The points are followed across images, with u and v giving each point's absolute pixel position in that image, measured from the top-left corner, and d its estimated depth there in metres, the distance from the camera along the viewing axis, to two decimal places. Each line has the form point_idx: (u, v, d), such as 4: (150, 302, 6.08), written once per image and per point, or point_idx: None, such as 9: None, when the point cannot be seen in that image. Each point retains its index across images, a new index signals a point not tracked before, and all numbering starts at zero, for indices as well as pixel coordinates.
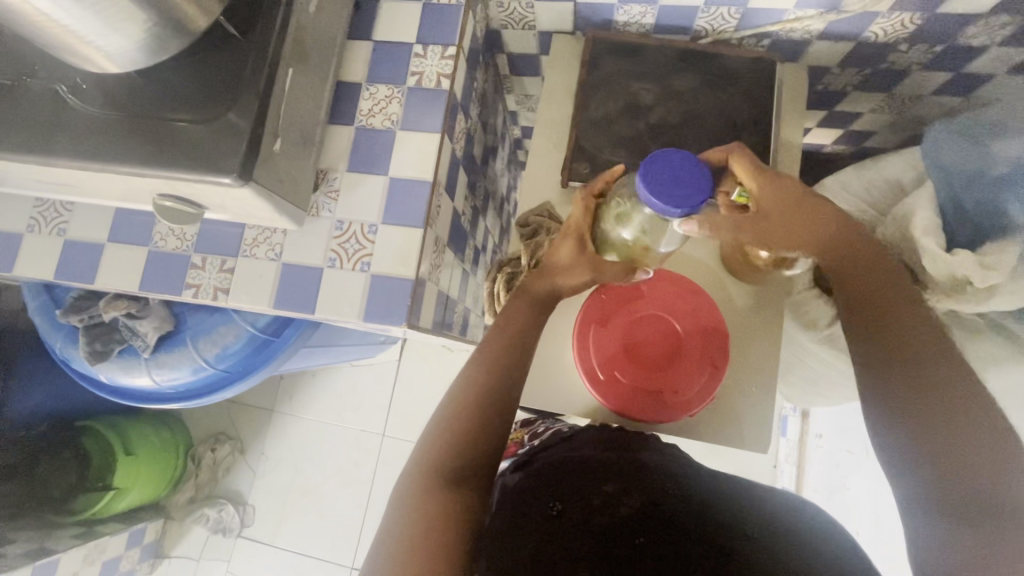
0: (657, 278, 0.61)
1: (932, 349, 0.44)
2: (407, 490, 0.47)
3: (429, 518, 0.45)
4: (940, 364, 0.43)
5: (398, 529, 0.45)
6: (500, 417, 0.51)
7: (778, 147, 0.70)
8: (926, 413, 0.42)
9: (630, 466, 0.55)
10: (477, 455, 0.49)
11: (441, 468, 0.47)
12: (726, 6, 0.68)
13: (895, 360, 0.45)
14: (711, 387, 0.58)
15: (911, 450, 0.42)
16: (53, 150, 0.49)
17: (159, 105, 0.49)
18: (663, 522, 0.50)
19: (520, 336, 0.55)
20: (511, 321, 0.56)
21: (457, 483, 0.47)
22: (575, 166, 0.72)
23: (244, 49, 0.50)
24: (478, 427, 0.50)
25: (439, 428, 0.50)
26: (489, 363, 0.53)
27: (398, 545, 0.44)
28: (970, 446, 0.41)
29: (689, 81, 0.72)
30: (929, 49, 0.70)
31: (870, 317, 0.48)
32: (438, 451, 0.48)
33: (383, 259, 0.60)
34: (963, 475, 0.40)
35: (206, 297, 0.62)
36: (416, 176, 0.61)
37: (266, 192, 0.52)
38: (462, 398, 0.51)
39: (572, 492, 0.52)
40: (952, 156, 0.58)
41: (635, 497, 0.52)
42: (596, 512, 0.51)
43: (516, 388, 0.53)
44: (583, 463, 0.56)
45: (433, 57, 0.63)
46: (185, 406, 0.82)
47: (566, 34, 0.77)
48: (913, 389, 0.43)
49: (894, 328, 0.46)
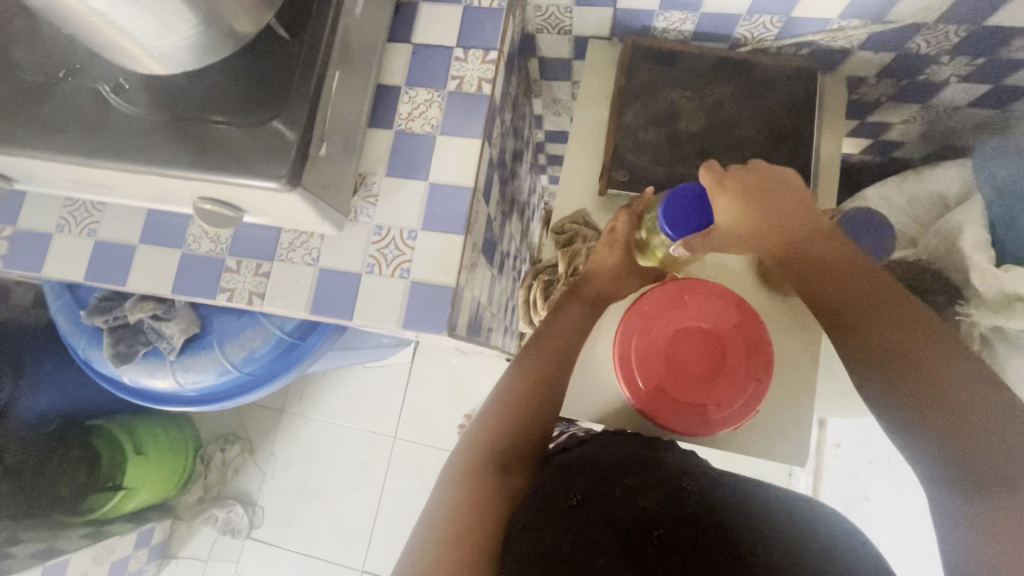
0: (696, 287, 0.60)
1: (910, 349, 0.47)
2: (453, 478, 0.53)
3: (470, 503, 0.50)
4: (932, 362, 0.46)
5: (442, 512, 0.51)
6: (545, 420, 0.56)
7: (819, 157, 0.70)
8: (927, 410, 0.45)
9: (650, 465, 0.54)
10: (521, 453, 0.55)
11: (488, 460, 0.53)
12: (768, 15, 0.67)
13: (886, 372, 0.48)
14: (751, 404, 0.58)
15: (920, 445, 0.46)
16: (98, 151, 0.48)
17: (204, 108, 0.49)
18: (681, 517, 0.48)
19: (556, 353, 0.59)
20: (551, 333, 0.61)
21: (501, 475, 0.52)
22: (613, 173, 0.70)
23: (293, 52, 0.50)
24: (526, 430, 0.55)
25: (479, 433, 0.55)
26: (540, 367, 0.58)
27: (440, 526, 0.50)
28: (968, 424, 0.43)
29: (729, 89, 0.71)
30: (970, 62, 0.69)
31: (849, 334, 0.52)
32: (487, 444, 0.54)
33: (422, 266, 0.59)
34: (964, 452, 0.43)
35: (241, 301, 0.61)
36: (457, 182, 0.60)
37: (312, 198, 0.51)
38: (504, 404, 0.56)
39: (592, 484, 0.50)
40: (1005, 173, 0.58)
41: (653, 492, 0.50)
42: (614, 504, 0.49)
43: (556, 399, 0.58)
44: (604, 459, 0.54)
45: (474, 62, 0.62)
46: (207, 409, 0.81)
47: (602, 40, 0.76)
48: (907, 396, 0.47)
49: (872, 339, 0.50)
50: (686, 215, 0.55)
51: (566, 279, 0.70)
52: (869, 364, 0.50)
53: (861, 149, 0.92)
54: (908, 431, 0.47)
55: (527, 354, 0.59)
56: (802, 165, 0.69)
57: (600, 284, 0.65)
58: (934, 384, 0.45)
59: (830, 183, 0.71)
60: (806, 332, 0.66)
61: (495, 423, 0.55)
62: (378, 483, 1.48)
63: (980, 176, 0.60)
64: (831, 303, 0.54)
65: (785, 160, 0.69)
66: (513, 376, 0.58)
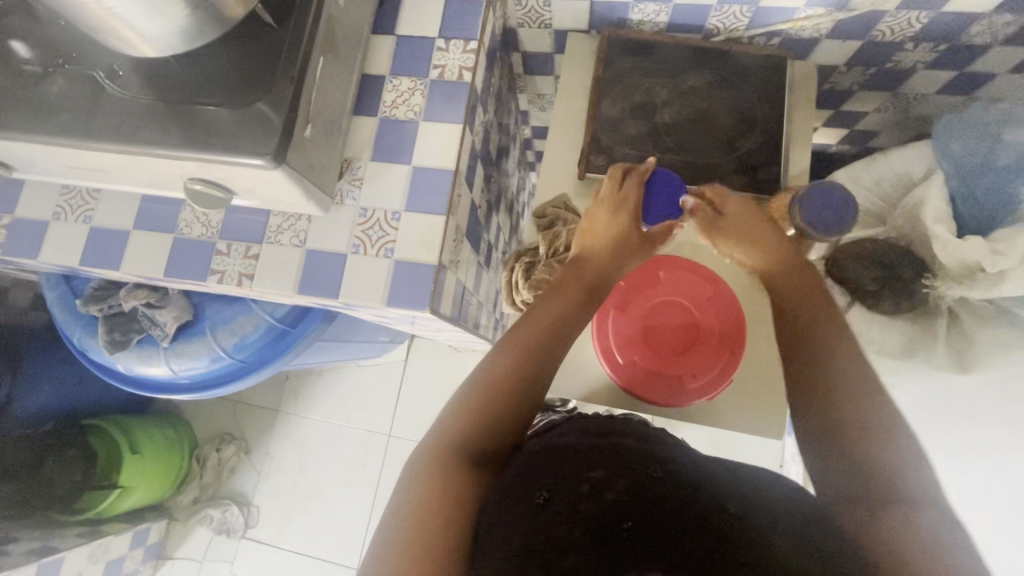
0: (674, 266, 0.63)
1: (855, 386, 0.47)
2: (423, 464, 0.49)
3: (439, 498, 0.47)
4: (837, 380, 0.48)
5: (404, 513, 0.46)
6: (530, 403, 0.53)
7: (789, 141, 0.73)
8: (850, 438, 0.45)
9: (614, 454, 0.52)
10: (493, 445, 0.51)
11: (456, 452, 0.49)
12: (738, 5, 0.70)
13: (826, 394, 0.47)
14: (726, 373, 0.60)
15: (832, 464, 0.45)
16: (93, 133, 0.50)
17: (194, 92, 0.51)
18: (647, 504, 0.46)
19: (551, 333, 0.55)
20: (546, 310, 0.56)
21: (474, 464, 0.49)
22: (592, 158, 0.73)
23: (279, 37, 0.52)
24: (500, 421, 0.52)
25: (458, 412, 0.52)
26: (521, 354, 0.53)
27: (401, 533, 0.45)
28: (884, 459, 0.44)
29: (703, 78, 0.74)
30: (934, 48, 0.72)
31: (792, 357, 0.51)
32: (456, 437, 0.50)
33: (406, 245, 0.61)
34: (876, 481, 0.43)
35: (231, 283, 0.63)
36: (440, 164, 0.63)
37: (297, 176, 0.53)
38: (486, 384, 0.52)
39: (559, 480, 0.48)
40: (961, 147, 0.62)
41: (620, 483, 0.48)
42: (581, 499, 0.46)
43: (543, 383, 0.54)
44: (569, 450, 0.52)
45: (455, 51, 0.65)
46: (200, 396, 0.83)
47: (581, 33, 0.79)
48: (833, 424, 0.46)
49: (816, 368, 0.48)
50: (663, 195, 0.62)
51: (546, 261, 0.71)
52: (791, 376, 0.51)
53: (837, 139, 0.95)
54: (810, 440, 0.48)
55: (509, 338, 0.55)
56: (774, 149, 0.72)
57: (593, 261, 0.60)
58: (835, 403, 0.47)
59: (801, 167, 0.73)
60: None
61: (467, 413, 0.51)
62: (373, 480, 1.49)
63: (938, 151, 0.64)
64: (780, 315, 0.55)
65: (758, 145, 0.72)
66: (490, 362, 0.53)
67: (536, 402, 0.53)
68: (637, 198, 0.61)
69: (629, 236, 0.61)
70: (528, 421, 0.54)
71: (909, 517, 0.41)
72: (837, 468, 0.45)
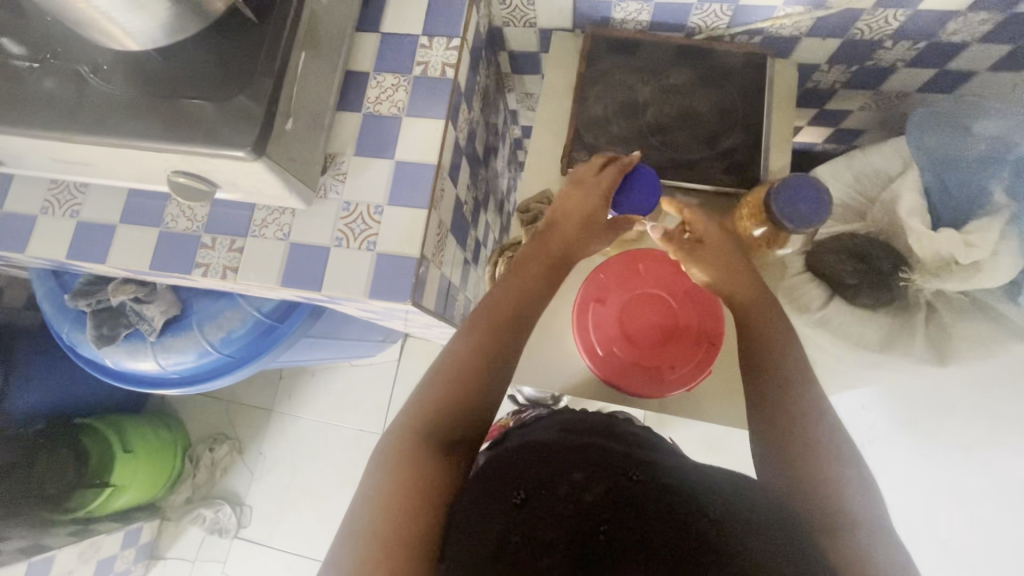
0: (654, 258, 0.63)
1: (811, 412, 0.50)
2: (389, 455, 0.49)
3: (405, 483, 0.47)
4: (800, 413, 0.50)
5: (371, 501, 0.47)
6: (493, 387, 0.54)
7: (770, 138, 0.73)
8: (803, 454, 0.49)
9: (594, 454, 0.53)
10: (457, 428, 0.51)
11: (420, 438, 0.50)
12: (718, 3, 0.71)
13: (786, 411, 0.50)
14: (704, 365, 0.61)
15: (783, 478, 0.49)
16: (77, 126, 0.51)
17: (176, 85, 0.52)
18: (623, 505, 0.49)
19: (511, 321, 0.56)
20: (507, 299, 0.57)
21: (440, 451, 0.49)
22: (575, 154, 0.74)
23: (260, 31, 0.53)
24: (462, 404, 0.52)
25: (422, 400, 0.52)
26: (481, 337, 0.54)
27: (368, 521, 0.46)
28: (831, 472, 0.48)
29: (684, 76, 0.75)
30: (913, 46, 0.73)
31: (755, 372, 0.53)
32: (420, 421, 0.51)
33: (388, 238, 0.62)
34: (821, 493, 0.47)
35: (215, 276, 0.64)
36: (422, 159, 0.63)
37: (277, 168, 0.54)
38: (449, 372, 0.53)
39: (540, 481, 0.50)
40: (935, 139, 0.63)
41: (600, 485, 0.50)
42: (560, 500, 0.49)
43: (506, 368, 0.55)
44: (548, 447, 0.53)
45: (438, 48, 0.66)
46: (188, 391, 0.83)
47: (566, 32, 0.80)
48: (788, 440, 0.49)
49: (777, 392, 0.51)
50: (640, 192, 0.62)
51: None
52: (755, 404, 0.52)
53: (824, 137, 0.96)
54: (770, 459, 0.50)
55: (470, 323, 0.56)
56: (755, 144, 0.73)
57: (562, 234, 0.61)
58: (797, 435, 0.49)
59: (783, 163, 0.74)
60: None
61: (430, 398, 0.52)
62: None
63: (913, 143, 0.64)
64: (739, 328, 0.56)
65: (738, 141, 0.73)
66: (455, 348, 0.54)
67: (500, 388, 0.54)
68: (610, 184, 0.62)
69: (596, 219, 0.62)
70: (493, 406, 0.54)
71: (856, 536, 0.46)
72: (794, 485, 0.48)
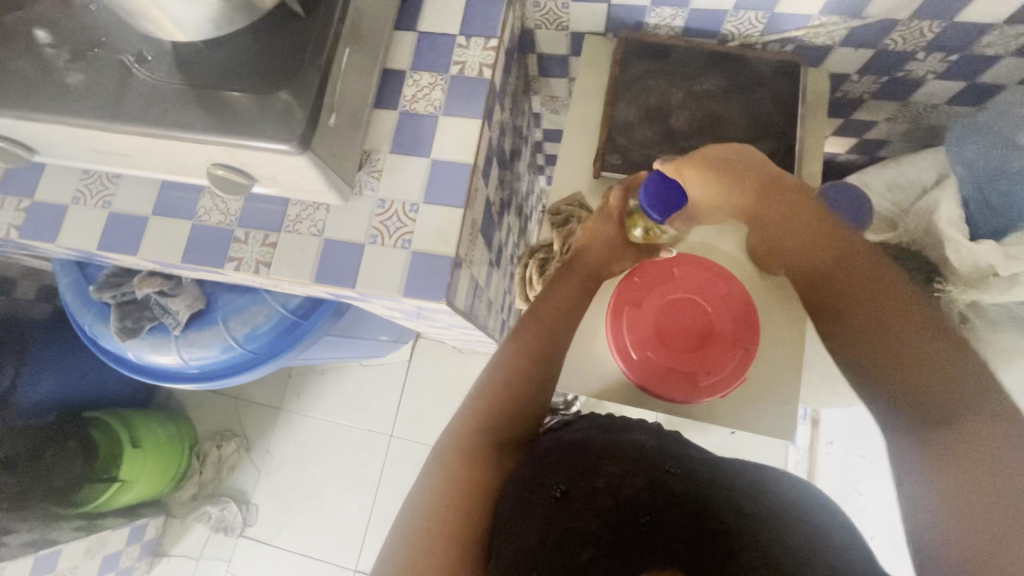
0: (686, 263, 0.63)
1: (917, 333, 0.47)
2: (442, 460, 0.53)
3: (458, 486, 0.51)
4: (911, 332, 0.48)
5: (427, 502, 0.50)
6: (537, 397, 0.58)
7: (802, 146, 0.73)
8: (925, 403, 0.45)
9: (631, 451, 0.53)
10: (510, 429, 0.56)
11: (471, 443, 0.54)
12: (754, 11, 0.71)
13: (876, 355, 0.49)
14: (739, 371, 0.61)
15: (920, 451, 0.44)
16: (121, 115, 0.51)
17: (219, 77, 0.52)
18: (668, 498, 0.48)
19: (550, 339, 0.61)
20: (543, 318, 0.62)
21: (490, 456, 0.53)
22: (608, 157, 0.74)
23: (306, 26, 0.53)
24: (510, 411, 0.56)
25: (472, 410, 0.56)
26: (525, 345, 0.60)
27: (423, 513, 0.50)
28: (958, 390, 0.44)
29: (717, 82, 0.75)
30: (945, 58, 0.73)
31: (840, 316, 0.53)
32: (474, 421, 0.55)
33: (424, 237, 0.62)
34: (953, 414, 0.43)
35: (247, 269, 0.63)
36: (458, 158, 0.63)
37: (320, 163, 0.54)
38: (498, 383, 0.57)
39: (578, 474, 0.49)
40: (973, 151, 0.63)
41: (638, 479, 0.50)
42: (599, 493, 0.48)
43: (546, 380, 0.60)
44: (584, 445, 0.54)
45: (476, 48, 0.66)
46: (208, 387, 0.83)
47: (598, 36, 0.80)
48: (897, 373, 0.47)
49: (870, 326, 0.50)
50: (658, 189, 0.62)
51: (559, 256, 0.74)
52: (856, 349, 0.51)
53: (848, 148, 0.96)
54: (891, 401, 0.47)
55: (518, 334, 0.61)
56: (787, 151, 0.72)
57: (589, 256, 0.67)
58: (915, 360, 0.46)
59: (813, 171, 0.74)
60: (794, 314, 0.67)
61: (481, 402, 0.57)
62: (373, 481, 1.48)
63: (953, 155, 0.65)
64: (814, 275, 0.56)
65: (770, 149, 0.73)
66: (501, 360, 0.59)
67: (544, 401, 0.59)
68: (619, 211, 0.67)
69: (617, 241, 0.68)
70: (538, 415, 0.58)
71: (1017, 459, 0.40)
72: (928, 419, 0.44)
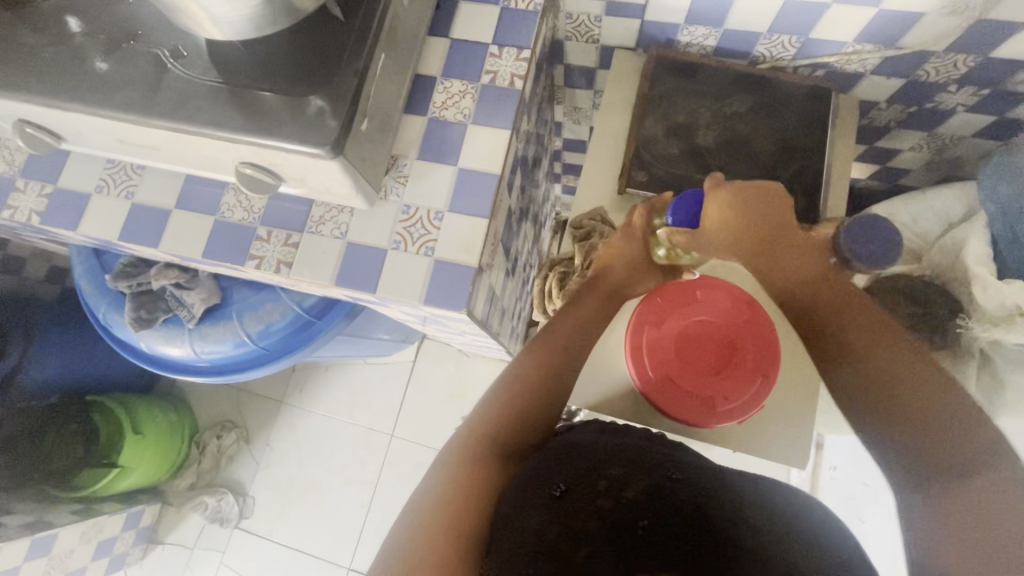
0: (709, 286, 0.63)
1: (916, 385, 0.48)
2: (449, 461, 0.53)
3: (462, 488, 0.51)
4: (910, 379, 0.49)
5: (430, 500, 0.50)
6: (550, 408, 0.58)
7: (828, 172, 0.73)
8: (915, 443, 0.47)
9: (635, 455, 0.52)
10: (518, 437, 0.55)
11: (477, 447, 0.53)
12: (787, 35, 0.71)
13: (871, 395, 0.50)
14: (758, 399, 0.60)
15: (922, 497, 0.46)
16: (154, 110, 0.51)
17: (254, 77, 0.51)
18: (669, 504, 0.47)
19: (565, 351, 0.61)
20: (558, 329, 0.62)
21: (496, 461, 0.53)
22: (633, 174, 0.74)
23: (344, 30, 0.53)
24: (520, 419, 0.56)
25: (483, 415, 0.56)
26: (540, 356, 0.59)
27: (425, 510, 0.50)
28: (954, 437, 0.46)
29: (746, 103, 0.74)
30: (976, 92, 0.73)
31: (837, 354, 0.53)
32: (483, 426, 0.55)
33: (447, 245, 0.61)
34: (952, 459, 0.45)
35: (268, 269, 0.63)
36: (485, 167, 0.63)
37: (350, 168, 0.54)
38: (511, 390, 0.57)
39: (578, 475, 0.49)
40: (1009, 190, 0.63)
41: (640, 482, 0.49)
42: (599, 494, 0.47)
43: (560, 391, 0.59)
44: (590, 449, 0.53)
45: (508, 58, 0.66)
46: (218, 381, 0.83)
47: (627, 51, 0.80)
48: (900, 418, 0.48)
49: (863, 368, 0.51)
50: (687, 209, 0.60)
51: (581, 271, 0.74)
52: (853, 388, 0.52)
53: (870, 174, 0.95)
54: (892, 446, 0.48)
55: (533, 343, 0.61)
56: (814, 177, 0.72)
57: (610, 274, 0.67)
58: (912, 410, 0.48)
59: (838, 198, 0.74)
60: None
61: (493, 408, 0.56)
62: (371, 480, 1.48)
63: (985, 193, 0.65)
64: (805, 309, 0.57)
65: (797, 173, 0.72)
66: (516, 368, 0.59)
67: (557, 413, 0.58)
68: (643, 231, 0.67)
69: (639, 260, 0.67)
70: (549, 426, 0.58)
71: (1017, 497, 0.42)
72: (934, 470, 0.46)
